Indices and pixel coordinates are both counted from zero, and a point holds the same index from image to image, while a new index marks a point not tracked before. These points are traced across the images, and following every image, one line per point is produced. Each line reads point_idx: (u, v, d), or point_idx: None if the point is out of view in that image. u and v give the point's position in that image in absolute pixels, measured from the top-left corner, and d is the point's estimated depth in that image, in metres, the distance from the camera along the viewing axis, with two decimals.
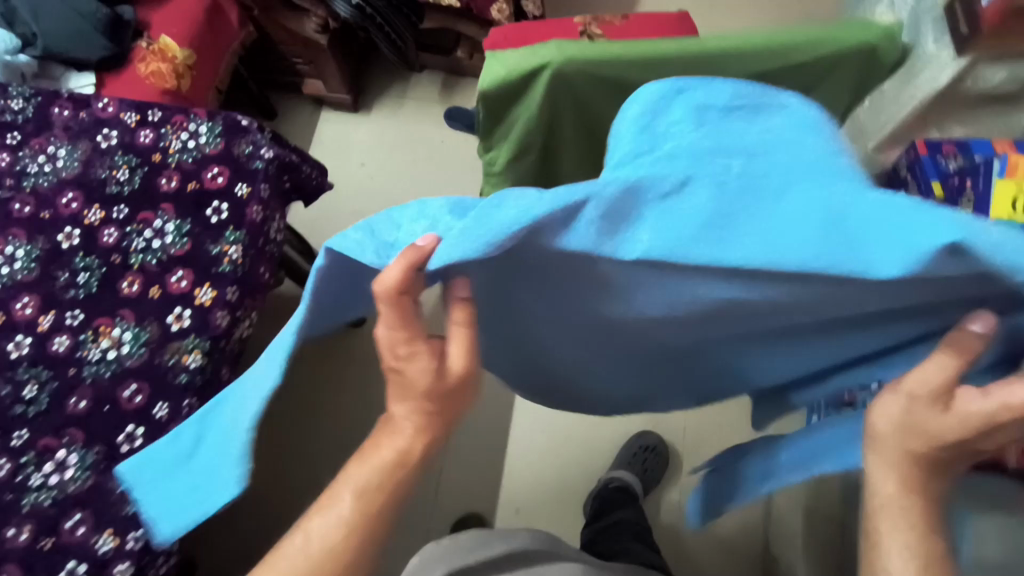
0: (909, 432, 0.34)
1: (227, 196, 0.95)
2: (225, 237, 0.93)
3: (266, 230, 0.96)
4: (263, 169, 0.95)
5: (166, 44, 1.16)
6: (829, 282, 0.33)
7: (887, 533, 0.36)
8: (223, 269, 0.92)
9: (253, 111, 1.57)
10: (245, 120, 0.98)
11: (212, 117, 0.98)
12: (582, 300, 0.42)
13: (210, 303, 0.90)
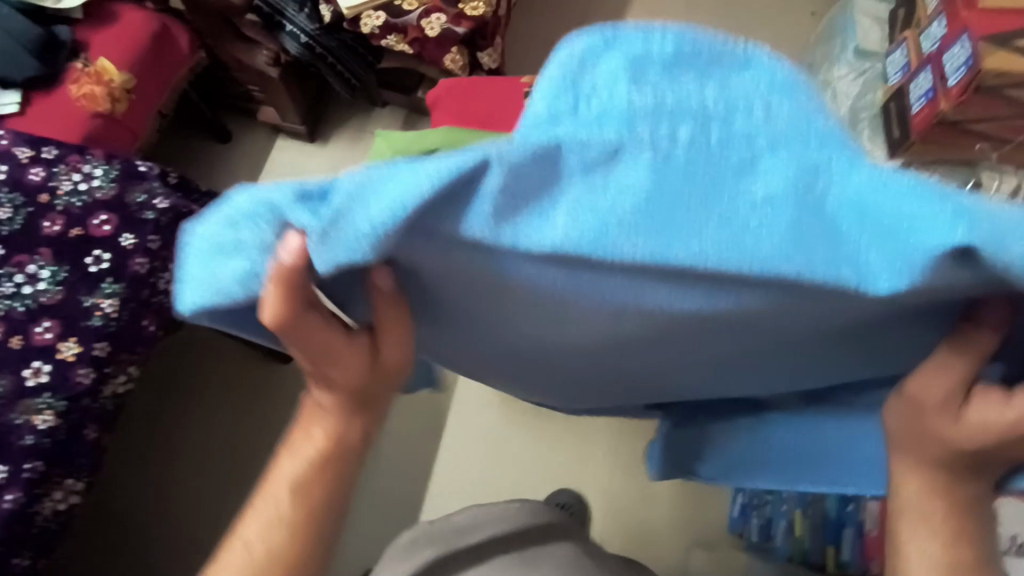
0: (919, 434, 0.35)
1: (111, 245, 0.94)
2: (100, 288, 0.92)
3: (152, 281, 0.96)
4: (154, 221, 0.96)
5: (104, 67, 1.10)
6: (812, 295, 0.27)
7: (909, 536, 0.37)
8: (94, 322, 0.91)
9: (206, 135, 1.53)
10: (144, 168, 0.99)
11: (111, 160, 0.98)
12: (512, 325, 0.37)
13: (73, 358, 0.90)
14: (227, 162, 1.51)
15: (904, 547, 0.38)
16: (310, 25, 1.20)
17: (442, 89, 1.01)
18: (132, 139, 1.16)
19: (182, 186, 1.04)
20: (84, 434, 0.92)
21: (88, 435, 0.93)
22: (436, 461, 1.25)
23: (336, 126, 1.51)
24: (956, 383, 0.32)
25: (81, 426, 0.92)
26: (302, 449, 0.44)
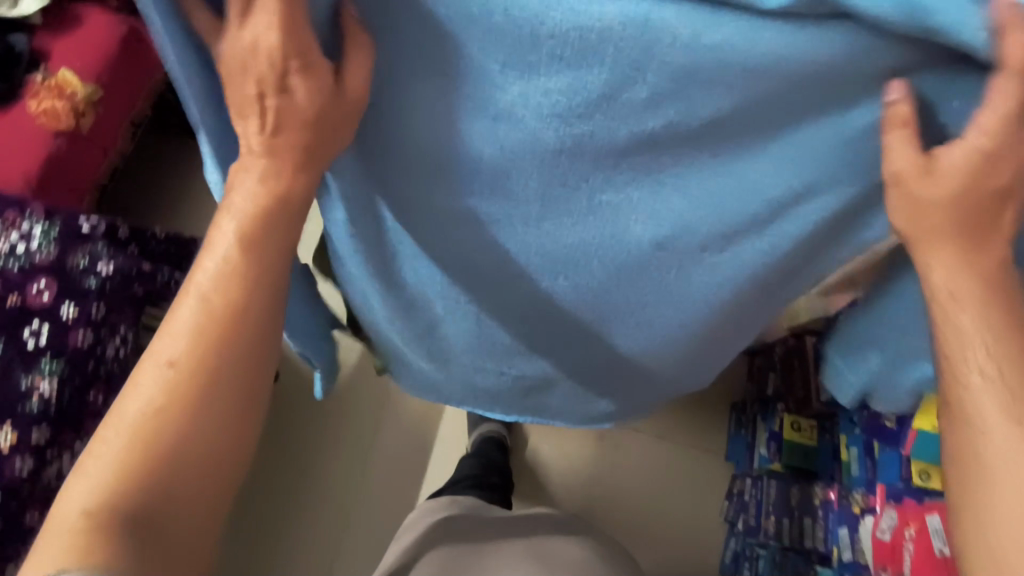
0: (919, 209, 0.39)
1: (52, 316, 0.71)
2: (39, 367, 0.69)
3: (98, 350, 0.72)
4: (99, 285, 0.73)
5: (65, 79, 1.02)
6: (748, 36, 0.32)
7: (957, 314, 0.41)
8: (30, 407, 0.67)
9: None
10: (87, 226, 0.75)
11: (51, 215, 0.74)
12: (456, 137, 0.42)
13: (8, 448, 0.65)
14: None
15: (947, 326, 0.41)
16: None
17: None
18: (102, 156, 1.08)
19: (140, 241, 0.78)
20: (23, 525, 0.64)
21: (29, 522, 0.65)
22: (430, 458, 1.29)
23: None
24: (917, 149, 0.36)
25: (19, 513, 0.64)
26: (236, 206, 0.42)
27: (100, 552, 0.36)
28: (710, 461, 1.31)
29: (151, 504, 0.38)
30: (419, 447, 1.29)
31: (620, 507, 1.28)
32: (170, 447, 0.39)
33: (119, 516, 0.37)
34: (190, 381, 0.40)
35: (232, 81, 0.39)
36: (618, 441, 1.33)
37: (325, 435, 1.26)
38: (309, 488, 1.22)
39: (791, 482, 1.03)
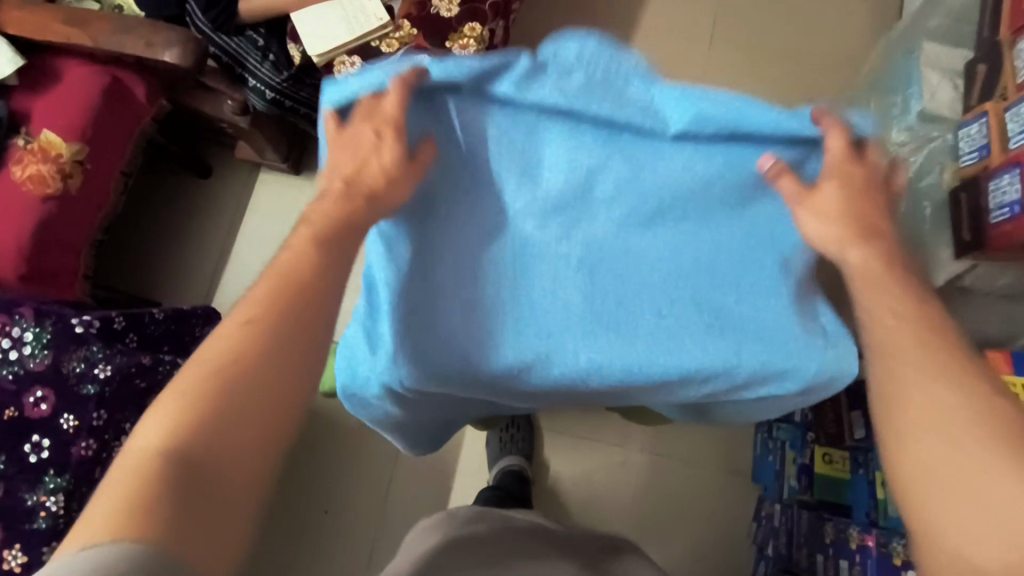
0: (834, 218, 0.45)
1: (52, 428, 0.68)
2: (43, 484, 0.66)
3: (105, 457, 0.68)
4: (97, 392, 0.69)
5: (49, 141, 0.98)
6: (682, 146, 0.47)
7: (919, 409, 0.39)
8: (40, 525, 0.64)
9: (183, 172, 1.39)
10: (80, 325, 0.71)
11: (42, 318, 0.71)
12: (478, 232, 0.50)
13: (20, 569, 0.63)
14: (210, 199, 1.38)
15: (917, 425, 0.38)
16: (275, 77, 1.02)
17: None
18: (95, 212, 1.04)
19: (138, 328, 0.75)
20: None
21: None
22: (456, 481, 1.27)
23: None
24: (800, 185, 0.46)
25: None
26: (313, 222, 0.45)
27: (152, 517, 0.33)
28: (736, 484, 1.27)
29: (200, 470, 0.36)
30: (440, 482, 1.27)
31: (643, 534, 1.25)
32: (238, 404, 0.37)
33: (181, 466, 0.35)
34: (265, 351, 0.39)
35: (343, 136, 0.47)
36: (641, 465, 1.29)
37: (352, 445, 1.31)
38: (339, 490, 1.28)
39: (824, 517, 0.99)
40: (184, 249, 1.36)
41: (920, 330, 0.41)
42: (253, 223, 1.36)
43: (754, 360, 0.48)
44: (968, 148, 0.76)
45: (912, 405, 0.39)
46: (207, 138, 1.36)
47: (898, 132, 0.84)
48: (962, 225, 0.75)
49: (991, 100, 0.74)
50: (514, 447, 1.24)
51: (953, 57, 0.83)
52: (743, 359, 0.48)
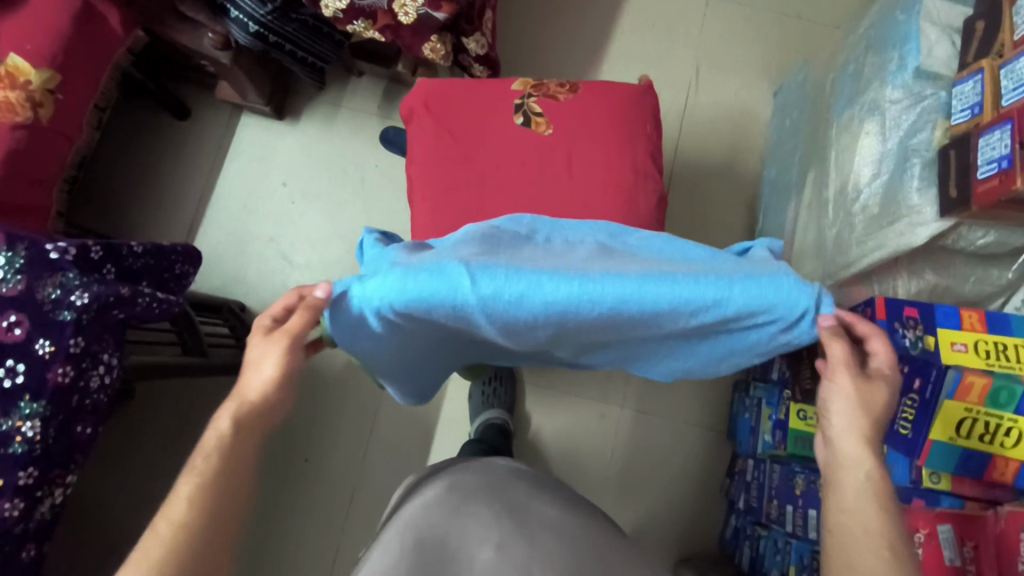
0: (873, 410, 0.52)
1: (26, 354, 0.63)
2: (17, 408, 0.62)
3: (83, 385, 0.66)
4: (74, 320, 0.64)
5: (16, 65, 0.92)
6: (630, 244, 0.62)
7: None
8: (14, 450, 0.62)
9: (159, 111, 1.34)
10: (55, 250, 0.65)
11: (13, 243, 0.64)
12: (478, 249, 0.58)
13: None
14: (189, 142, 1.34)
15: None
16: (260, 10, 0.97)
17: (418, 101, 0.94)
18: (68, 144, 1.01)
19: (116, 259, 0.71)
20: (21, 558, 0.65)
21: (25, 558, 0.65)
22: (439, 430, 1.28)
23: (309, 101, 1.36)
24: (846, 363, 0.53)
25: (15, 551, 0.64)
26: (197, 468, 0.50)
27: None
28: (710, 439, 1.31)
29: None
30: (421, 430, 1.28)
31: (620, 485, 1.28)
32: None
33: None
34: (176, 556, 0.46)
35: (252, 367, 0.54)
36: (620, 419, 1.31)
37: (336, 396, 1.30)
38: (323, 439, 1.28)
39: (794, 469, 1.02)
40: (163, 193, 1.32)
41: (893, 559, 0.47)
42: (235, 170, 1.33)
43: (744, 296, 0.49)
44: (961, 106, 0.77)
45: None
46: (185, 77, 1.31)
47: (893, 89, 0.84)
48: (951, 180, 0.75)
49: (986, 57, 0.75)
50: (496, 399, 1.25)
51: (952, 14, 0.82)
52: (734, 294, 0.49)
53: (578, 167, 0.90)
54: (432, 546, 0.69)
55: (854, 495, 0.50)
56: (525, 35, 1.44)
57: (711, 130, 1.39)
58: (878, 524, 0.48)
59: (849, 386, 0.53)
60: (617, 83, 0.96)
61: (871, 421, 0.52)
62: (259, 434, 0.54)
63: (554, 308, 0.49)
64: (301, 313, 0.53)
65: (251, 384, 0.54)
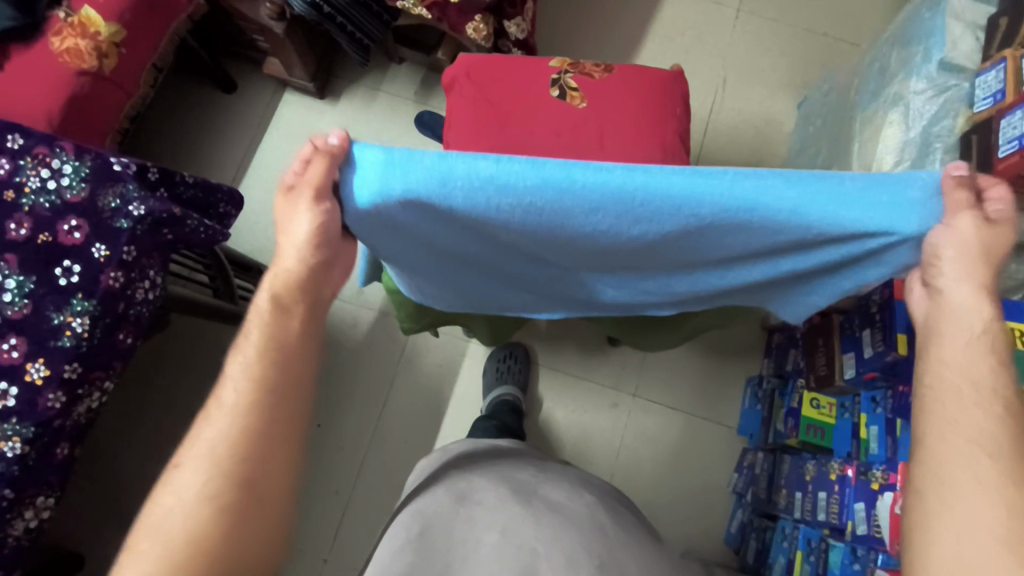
0: (988, 258, 0.47)
1: (83, 256, 0.67)
2: (71, 305, 0.66)
3: (130, 294, 0.69)
4: (130, 230, 0.67)
5: (89, 17, 0.99)
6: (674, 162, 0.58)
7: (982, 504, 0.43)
8: (63, 344, 0.65)
9: (208, 84, 1.41)
10: (119, 164, 0.70)
11: (82, 154, 0.69)
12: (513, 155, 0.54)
13: (41, 383, 0.64)
14: (233, 114, 1.40)
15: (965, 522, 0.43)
16: None
17: (460, 70, 0.98)
18: (124, 97, 1.07)
19: (169, 185, 0.74)
20: (55, 455, 0.67)
21: (59, 456, 0.68)
22: (451, 407, 1.30)
23: (349, 84, 1.42)
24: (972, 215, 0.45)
25: (52, 446, 0.67)
26: (247, 356, 0.51)
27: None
28: (721, 436, 1.30)
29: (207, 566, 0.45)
30: (433, 406, 1.30)
31: (629, 475, 1.28)
32: (250, 484, 0.48)
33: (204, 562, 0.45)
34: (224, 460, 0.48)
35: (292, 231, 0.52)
36: (632, 410, 1.31)
37: (354, 366, 1.33)
38: (337, 407, 1.30)
39: (804, 458, 1.03)
40: (204, 160, 1.37)
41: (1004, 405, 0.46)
42: (275, 142, 1.38)
43: (862, 208, 0.44)
44: (984, 94, 0.80)
45: (968, 504, 0.43)
46: (235, 53, 1.38)
47: (918, 81, 0.87)
48: (972, 162, 0.78)
49: (1009, 48, 0.78)
50: (509, 377, 1.27)
51: (977, 12, 0.86)
52: (855, 204, 0.44)
53: (608, 140, 0.94)
54: (437, 536, 0.68)
55: (965, 350, 0.48)
56: (560, 36, 1.51)
57: (735, 135, 1.43)
58: (986, 368, 0.47)
59: (966, 233, 0.46)
60: (649, 68, 1.01)
61: (984, 266, 0.47)
62: (305, 305, 0.54)
63: (624, 202, 0.45)
64: (314, 166, 0.47)
65: (288, 252, 0.53)
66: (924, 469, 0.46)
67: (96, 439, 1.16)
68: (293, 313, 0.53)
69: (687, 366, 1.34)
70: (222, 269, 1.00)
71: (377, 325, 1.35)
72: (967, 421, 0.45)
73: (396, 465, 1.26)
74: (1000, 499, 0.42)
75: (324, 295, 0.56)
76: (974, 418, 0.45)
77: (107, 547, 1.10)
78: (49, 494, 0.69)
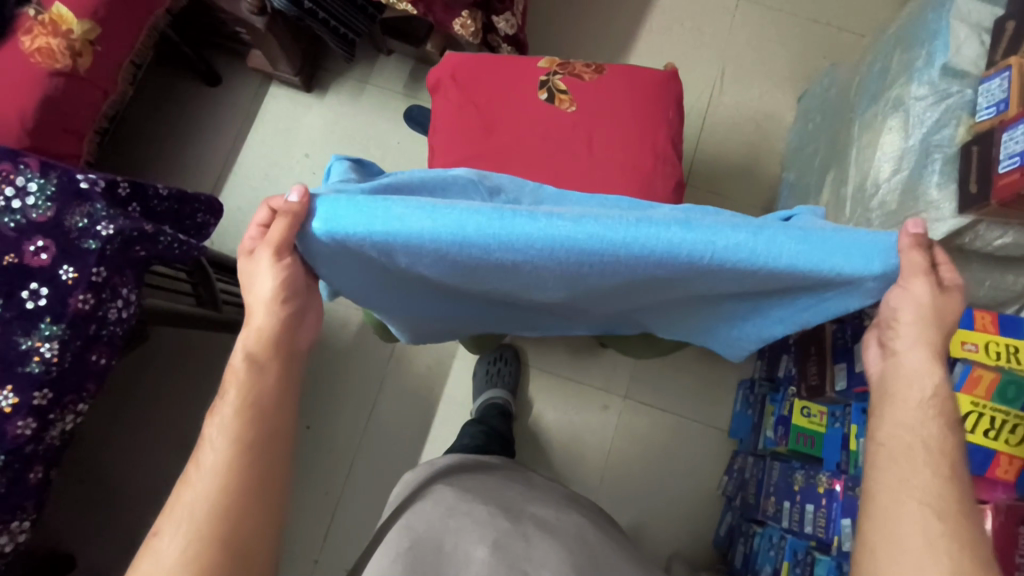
0: (944, 321, 0.49)
1: (50, 278, 0.65)
2: (39, 330, 0.65)
3: (102, 316, 0.67)
4: (98, 252, 0.65)
5: (61, 14, 0.95)
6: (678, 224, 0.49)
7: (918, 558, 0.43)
8: (32, 369, 0.64)
9: (192, 76, 1.38)
10: (86, 181, 0.67)
11: (47, 170, 0.67)
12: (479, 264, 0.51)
13: (9, 410, 0.63)
14: (218, 108, 1.37)
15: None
16: None
17: (445, 71, 0.95)
18: (101, 96, 1.04)
19: (142, 199, 0.72)
20: (30, 480, 0.67)
21: (33, 479, 0.67)
22: (440, 409, 1.29)
23: (337, 77, 1.38)
24: (930, 282, 0.48)
25: (25, 471, 0.66)
26: (224, 415, 0.50)
27: None
28: (712, 438, 1.29)
29: None
30: (422, 407, 1.29)
31: (618, 476, 1.28)
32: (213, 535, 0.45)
33: None
34: (225, 479, 0.47)
35: (252, 291, 0.52)
36: (623, 411, 1.31)
37: (342, 367, 1.32)
38: (326, 409, 1.29)
39: (794, 467, 1.01)
40: (189, 156, 1.35)
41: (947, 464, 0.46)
42: (260, 138, 1.35)
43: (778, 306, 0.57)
44: (986, 103, 0.77)
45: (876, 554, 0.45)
46: (219, 45, 1.34)
47: (919, 86, 0.84)
48: (971, 176, 0.76)
49: (1016, 55, 0.74)
50: (499, 380, 1.26)
51: (984, 14, 0.82)
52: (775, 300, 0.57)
53: (598, 146, 0.91)
54: (427, 552, 0.67)
55: (915, 412, 0.48)
56: (554, 27, 1.46)
57: (732, 132, 1.39)
58: (932, 422, 0.48)
59: (925, 298, 0.48)
60: (644, 68, 0.97)
61: (936, 330, 0.49)
62: (279, 366, 0.52)
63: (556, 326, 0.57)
64: (280, 224, 0.47)
65: (256, 307, 0.52)
66: (877, 527, 0.46)
67: (84, 440, 1.17)
68: (269, 371, 0.52)
69: (678, 367, 1.33)
70: (205, 276, 0.98)
71: (365, 326, 1.33)
72: (915, 476, 0.46)
73: (386, 466, 1.26)
74: (946, 561, 0.42)
75: (298, 346, 0.55)
76: (921, 477, 0.46)
77: (97, 547, 1.12)
78: (25, 517, 0.68)
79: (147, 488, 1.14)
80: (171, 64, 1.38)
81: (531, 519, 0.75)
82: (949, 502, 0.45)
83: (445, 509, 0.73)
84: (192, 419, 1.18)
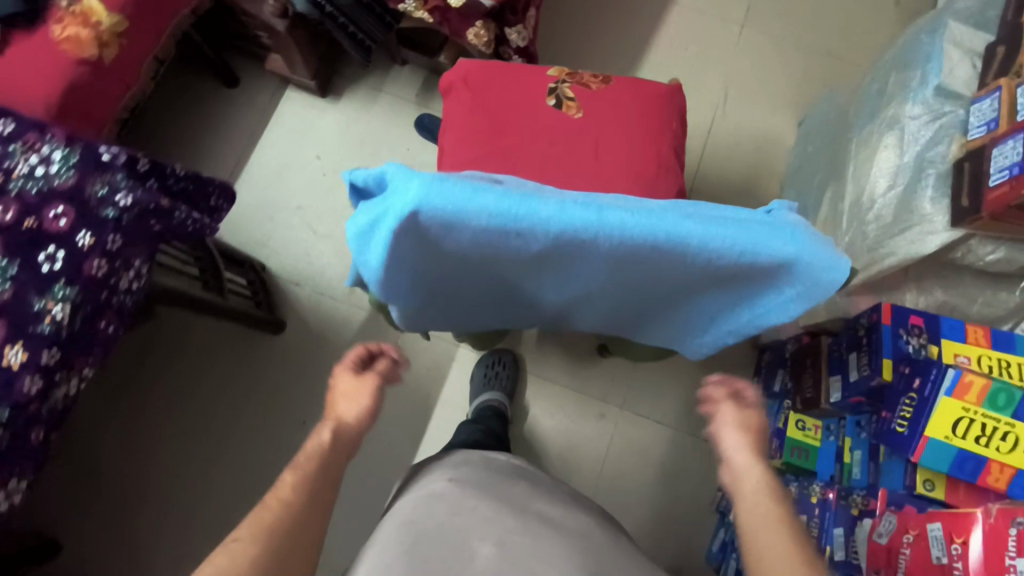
0: (756, 430, 0.58)
1: (68, 243, 0.67)
2: (53, 291, 0.66)
3: (113, 283, 0.70)
4: (115, 220, 0.69)
5: (91, 6, 0.99)
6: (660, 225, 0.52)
7: None
8: (43, 329, 0.65)
9: (212, 77, 1.42)
10: (109, 154, 0.70)
11: (73, 142, 0.69)
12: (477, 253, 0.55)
13: (17, 367, 0.64)
14: (234, 109, 1.41)
15: None
16: None
17: (457, 76, 0.99)
18: (123, 87, 1.07)
19: (160, 176, 0.75)
20: (30, 441, 0.68)
21: (33, 441, 0.68)
22: (437, 411, 1.29)
23: (351, 84, 1.42)
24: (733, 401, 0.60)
25: (26, 431, 0.67)
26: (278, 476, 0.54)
27: None
28: (708, 452, 1.29)
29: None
30: (419, 408, 1.29)
31: (613, 486, 1.27)
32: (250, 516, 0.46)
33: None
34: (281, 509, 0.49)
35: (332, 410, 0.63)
36: (619, 421, 1.31)
37: None
38: None
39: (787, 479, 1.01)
40: (203, 154, 1.38)
41: (793, 530, 0.50)
42: (274, 139, 1.38)
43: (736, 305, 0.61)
44: (978, 122, 0.80)
45: None
46: (240, 48, 1.38)
47: (914, 105, 0.87)
48: (963, 190, 0.78)
49: (1007, 76, 0.78)
50: (497, 383, 1.26)
51: (975, 39, 0.86)
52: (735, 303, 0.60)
53: (603, 153, 0.94)
54: (434, 546, 0.66)
55: (756, 496, 0.53)
56: (563, 45, 1.51)
57: (733, 151, 1.43)
58: (767, 501, 0.52)
59: (732, 414, 0.59)
60: (648, 81, 1.00)
61: (756, 440, 0.57)
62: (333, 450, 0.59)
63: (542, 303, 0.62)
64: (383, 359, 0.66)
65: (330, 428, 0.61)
66: None
67: (80, 425, 1.17)
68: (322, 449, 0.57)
69: (676, 380, 1.33)
70: (213, 262, 1.02)
71: None
72: (770, 547, 0.48)
73: (381, 466, 1.25)
74: None
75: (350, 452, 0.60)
76: (774, 545, 0.49)
77: (88, 535, 1.11)
78: (22, 478, 0.69)
79: (141, 477, 1.14)
80: (189, 64, 1.42)
81: (532, 515, 0.74)
82: (798, 563, 0.47)
83: (452, 505, 0.72)
84: (191, 409, 1.18)
